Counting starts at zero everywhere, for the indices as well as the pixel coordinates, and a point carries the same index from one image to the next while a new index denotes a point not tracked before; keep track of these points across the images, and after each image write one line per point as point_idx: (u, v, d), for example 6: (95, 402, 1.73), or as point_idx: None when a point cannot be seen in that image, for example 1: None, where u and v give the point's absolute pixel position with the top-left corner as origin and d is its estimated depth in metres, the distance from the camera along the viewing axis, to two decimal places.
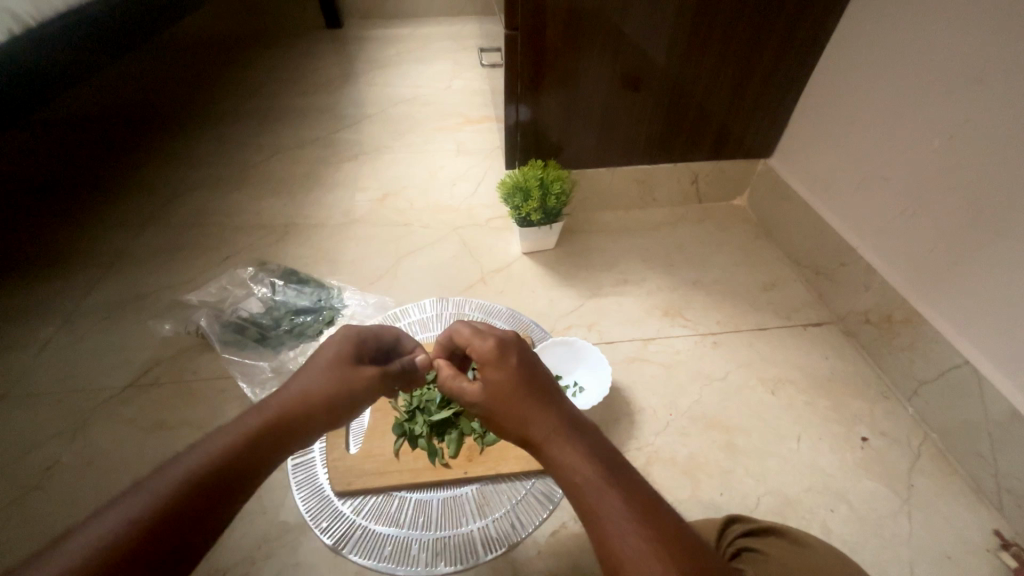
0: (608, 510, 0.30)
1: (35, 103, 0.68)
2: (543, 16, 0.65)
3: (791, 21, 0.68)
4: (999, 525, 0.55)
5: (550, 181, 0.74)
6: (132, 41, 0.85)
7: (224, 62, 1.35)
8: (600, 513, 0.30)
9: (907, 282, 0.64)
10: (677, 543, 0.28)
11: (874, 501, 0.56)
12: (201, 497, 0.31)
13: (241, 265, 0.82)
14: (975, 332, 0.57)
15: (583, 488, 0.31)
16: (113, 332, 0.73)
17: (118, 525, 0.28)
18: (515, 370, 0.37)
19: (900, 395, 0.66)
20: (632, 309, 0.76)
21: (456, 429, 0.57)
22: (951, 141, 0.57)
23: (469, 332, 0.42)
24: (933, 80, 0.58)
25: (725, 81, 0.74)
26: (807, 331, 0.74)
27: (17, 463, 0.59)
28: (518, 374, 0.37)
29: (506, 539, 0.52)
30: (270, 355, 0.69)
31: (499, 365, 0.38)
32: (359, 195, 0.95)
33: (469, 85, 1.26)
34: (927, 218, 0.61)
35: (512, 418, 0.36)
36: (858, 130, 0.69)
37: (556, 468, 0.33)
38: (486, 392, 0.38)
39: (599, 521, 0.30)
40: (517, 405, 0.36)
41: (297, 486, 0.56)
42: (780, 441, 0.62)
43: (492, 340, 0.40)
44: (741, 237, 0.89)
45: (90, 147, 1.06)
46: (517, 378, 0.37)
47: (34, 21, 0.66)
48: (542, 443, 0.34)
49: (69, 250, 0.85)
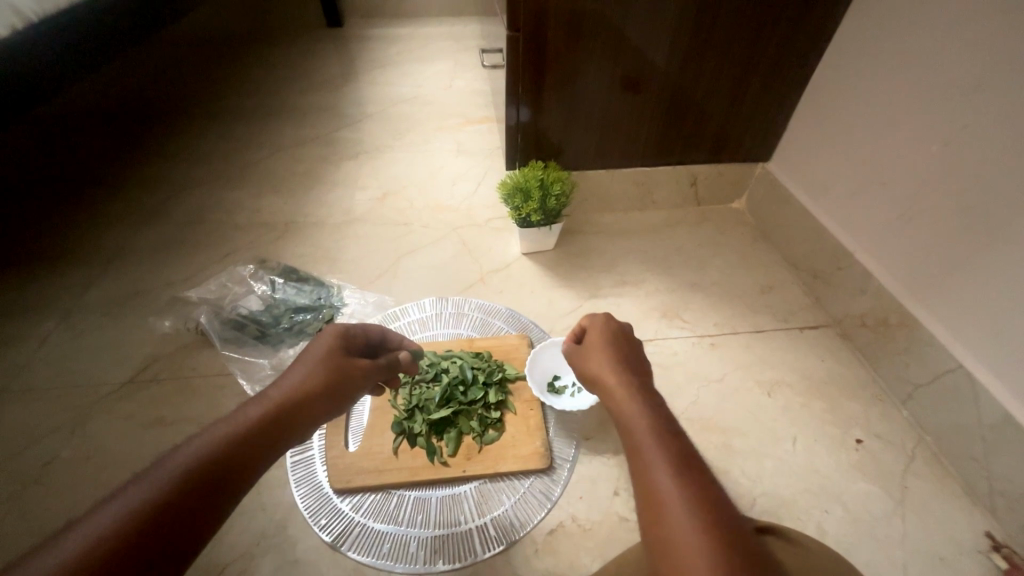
0: (648, 443, 0.34)
1: (36, 98, 0.68)
2: (545, 19, 0.65)
3: (791, 27, 0.69)
4: (991, 528, 0.55)
5: (550, 183, 0.74)
6: (133, 37, 0.85)
7: (225, 60, 1.35)
8: (642, 443, 0.34)
9: (903, 286, 0.65)
10: (705, 484, 0.31)
11: (868, 503, 0.57)
12: (202, 487, 0.32)
13: (242, 263, 0.82)
14: (969, 336, 0.57)
15: (634, 422, 0.36)
16: (112, 327, 0.73)
17: (118, 517, 0.29)
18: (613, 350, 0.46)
19: (894, 398, 0.67)
20: (630, 310, 0.77)
21: (456, 428, 0.58)
22: (947, 147, 0.58)
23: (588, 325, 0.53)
24: (930, 86, 0.59)
25: (725, 85, 0.74)
26: (803, 333, 0.74)
27: (15, 458, 0.59)
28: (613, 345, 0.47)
29: (504, 537, 0.53)
30: (271, 352, 0.69)
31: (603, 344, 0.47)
32: (359, 194, 0.95)
33: (470, 85, 1.26)
34: (923, 223, 0.61)
35: (598, 367, 0.44)
36: (856, 135, 0.70)
37: (617, 406, 0.39)
38: (584, 351, 0.48)
39: (639, 453, 0.34)
40: (608, 362, 0.44)
41: (296, 483, 0.57)
42: (776, 442, 0.62)
43: (603, 318, 0.51)
44: (739, 240, 0.89)
45: (90, 143, 1.05)
46: (612, 346, 0.47)
47: (37, 16, 0.66)
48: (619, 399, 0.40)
49: (69, 245, 0.85)
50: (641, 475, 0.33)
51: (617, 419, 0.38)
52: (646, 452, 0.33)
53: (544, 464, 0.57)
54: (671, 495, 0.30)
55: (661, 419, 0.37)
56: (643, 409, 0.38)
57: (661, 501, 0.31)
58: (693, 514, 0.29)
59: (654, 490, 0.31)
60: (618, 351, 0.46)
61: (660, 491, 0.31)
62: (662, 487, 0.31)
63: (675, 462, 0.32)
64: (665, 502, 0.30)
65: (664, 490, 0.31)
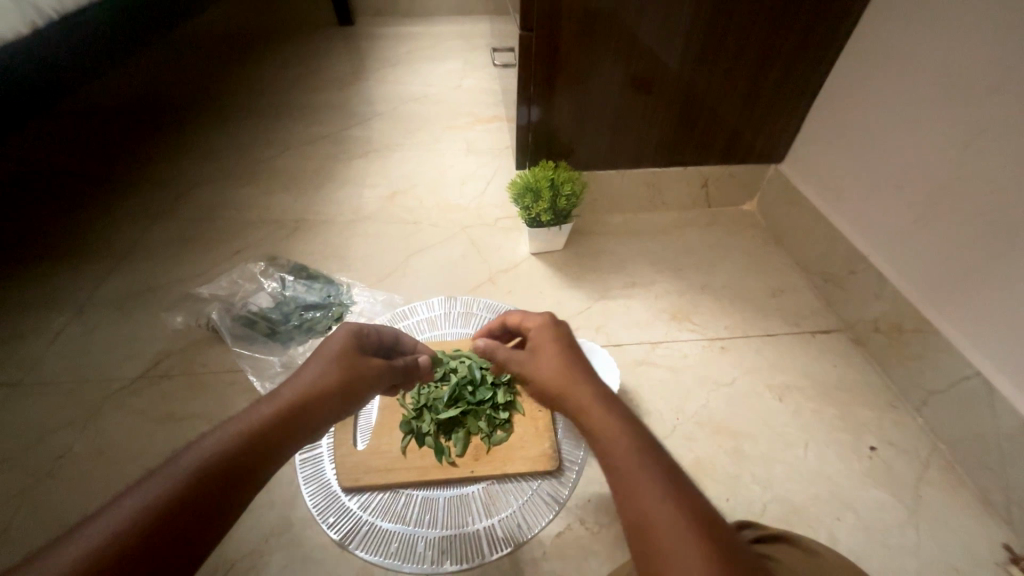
0: (633, 466, 0.31)
1: (51, 95, 0.68)
2: (558, 19, 0.65)
3: (805, 29, 0.68)
4: (1008, 539, 0.54)
5: (560, 184, 0.73)
6: (146, 34, 0.86)
7: (236, 58, 1.35)
8: (626, 467, 0.31)
9: (919, 291, 0.64)
10: (698, 504, 0.30)
11: (880, 511, 0.56)
12: (213, 487, 0.32)
13: (252, 260, 0.82)
14: (985, 343, 0.57)
15: (613, 445, 0.33)
16: (124, 323, 0.73)
17: (130, 515, 0.29)
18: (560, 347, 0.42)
19: (907, 405, 0.66)
20: (640, 312, 0.76)
21: (463, 429, 0.57)
22: (965, 151, 0.57)
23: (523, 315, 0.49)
24: (949, 89, 0.58)
25: (738, 85, 0.74)
26: (815, 338, 0.73)
27: (29, 451, 0.60)
28: (563, 344, 0.42)
29: (511, 539, 0.52)
30: (280, 349, 0.69)
31: (550, 338, 0.43)
32: (369, 193, 0.95)
33: (480, 84, 1.26)
34: (940, 228, 0.60)
35: (548, 371, 0.40)
36: (872, 138, 0.69)
37: (584, 420, 0.36)
38: (532, 352, 0.43)
39: (625, 482, 0.31)
40: (557, 363, 0.40)
41: (304, 482, 0.57)
42: (787, 448, 0.61)
43: (546, 318, 0.46)
44: (751, 242, 0.88)
45: (105, 139, 1.07)
46: (565, 350, 0.41)
47: (56, 13, 0.66)
48: (581, 410, 0.36)
49: (82, 241, 0.85)
50: (631, 503, 0.30)
51: (590, 438, 0.35)
52: (633, 477, 0.31)
53: (552, 466, 0.56)
54: (669, 526, 0.28)
55: (639, 437, 0.33)
56: (617, 424, 0.34)
57: (660, 534, 0.28)
58: (695, 545, 0.27)
59: (650, 522, 0.29)
60: (572, 353, 0.41)
61: (656, 523, 0.29)
62: (660, 519, 0.29)
63: (666, 485, 0.30)
64: (665, 536, 0.28)
65: (661, 522, 0.29)
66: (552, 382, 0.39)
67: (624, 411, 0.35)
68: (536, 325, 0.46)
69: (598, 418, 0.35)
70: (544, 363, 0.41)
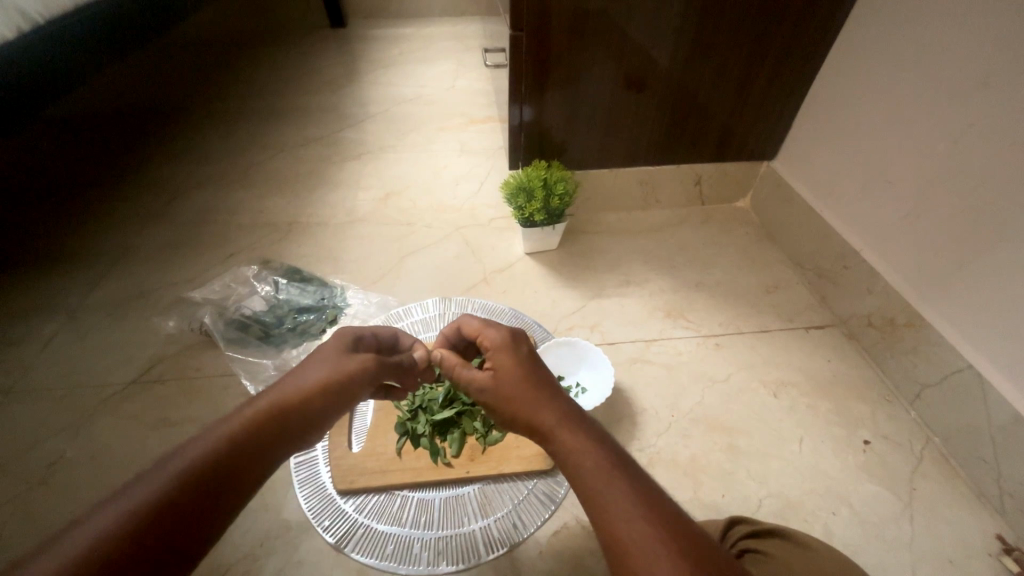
0: (607, 489, 0.31)
1: (39, 101, 0.68)
2: (548, 19, 0.65)
3: (795, 26, 0.68)
4: (1001, 531, 0.55)
5: (552, 183, 0.73)
6: (136, 39, 0.86)
7: (228, 61, 1.35)
8: (601, 491, 0.31)
9: (910, 285, 0.64)
10: (672, 518, 0.30)
11: (875, 504, 0.56)
12: (205, 489, 0.31)
13: (246, 263, 0.82)
14: (976, 336, 0.57)
15: (585, 466, 0.33)
16: (117, 328, 0.73)
17: (120, 516, 0.28)
18: (521, 362, 0.40)
19: (900, 399, 0.66)
20: (634, 310, 0.76)
21: (459, 429, 0.57)
22: (954, 146, 0.57)
23: (479, 324, 0.46)
24: (937, 84, 0.58)
25: (729, 82, 0.74)
26: (809, 333, 0.74)
27: (21, 458, 0.59)
28: (523, 359, 0.40)
29: (507, 539, 0.52)
30: (274, 352, 0.69)
31: (510, 352, 0.41)
32: (362, 194, 0.95)
33: (473, 85, 1.26)
34: (930, 222, 0.61)
35: (512, 393, 0.38)
36: (862, 134, 0.69)
37: (555, 443, 0.35)
38: (492, 373, 0.41)
39: (598, 503, 0.31)
40: (520, 384, 0.38)
41: (299, 484, 0.56)
42: (782, 444, 0.61)
43: (503, 332, 0.43)
44: (744, 239, 0.89)
45: (96, 143, 1.06)
46: (523, 364, 0.40)
47: (42, 18, 0.66)
48: (551, 431, 0.35)
49: (74, 246, 0.85)
50: (608, 526, 0.30)
51: (562, 462, 0.34)
52: (608, 500, 0.31)
53: (547, 466, 0.56)
54: (645, 545, 0.29)
55: (609, 456, 0.33)
56: (587, 445, 0.34)
57: (637, 555, 0.28)
58: (672, 560, 0.28)
59: (626, 544, 0.29)
60: (532, 368, 0.40)
61: (632, 544, 0.29)
62: (636, 538, 0.29)
63: (641, 505, 0.30)
64: (640, 555, 0.28)
65: (637, 543, 0.29)
66: (517, 404, 0.38)
67: (592, 430, 0.35)
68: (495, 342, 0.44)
69: (566, 439, 0.34)
70: (506, 384, 0.39)
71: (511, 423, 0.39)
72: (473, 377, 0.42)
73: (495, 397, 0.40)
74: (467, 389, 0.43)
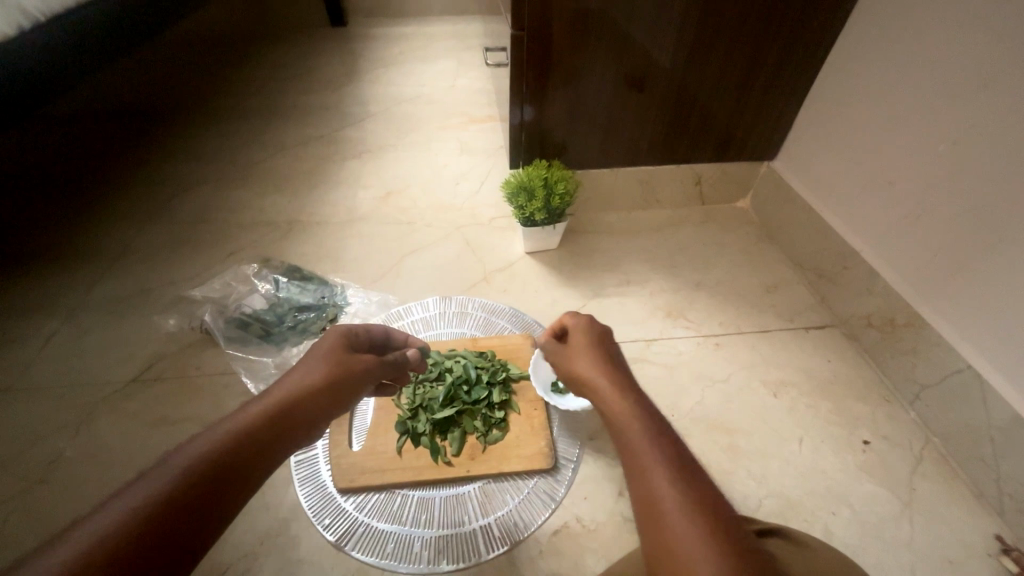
0: (644, 449, 0.33)
1: (41, 99, 0.68)
2: (549, 18, 0.65)
3: (795, 26, 0.68)
4: (1000, 530, 0.55)
5: (553, 182, 0.73)
6: (137, 36, 0.85)
7: (228, 60, 1.35)
8: (638, 447, 0.33)
9: (910, 285, 0.65)
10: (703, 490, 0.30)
11: (875, 504, 0.57)
12: (208, 486, 0.31)
13: (246, 262, 0.82)
14: (976, 337, 0.57)
15: (628, 428, 0.34)
16: (116, 327, 0.73)
17: (121, 515, 0.28)
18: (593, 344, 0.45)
19: (900, 399, 0.66)
20: (634, 309, 0.76)
21: (459, 427, 0.58)
22: (954, 147, 0.57)
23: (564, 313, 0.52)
24: (938, 85, 0.58)
25: (730, 82, 0.74)
26: (809, 333, 0.74)
27: (20, 456, 0.59)
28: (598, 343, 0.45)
29: (508, 538, 0.52)
30: (274, 351, 0.69)
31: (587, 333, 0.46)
32: (362, 193, 0.95)
33: (473, 84, 1.26)
34: (930, 223, 0.61)
35: (581, 364, 0.42)
36: (863, 134, 0.69)
37: (607, 405, 0.38)
38: (566, 348, 0.46)
39: (633, 462, 0.32)
40: (591, 358, 0.43)
41: (300, 482, 0.57)
42: (782, 444, 0.62)
43: (587, 318, 0.49)
44: (744, 239, 0.89)
45: (95, 142, 1.06)
46: (597, 346, 0.45)
47: (43, 15, 0.66)
48: (604, 395, 0.39)
49: (74, 244, 0.85)
50: (637, 480, 0.31)
51: (607, 420, 0.37)
52: (643, 456, 0.32)
53: (548, 464, 0.57)
54: (672, 505, 0.29)
55: (652, 425, 0.35)
56: (635, 410, 0.36)
57: (662, 511, 0.29)
58: (696, 524, 0.28)
59: (653, 500, 0.30)
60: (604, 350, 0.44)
61: (659, 499, 0.30)
62: (664, 496, 0.30)
63: (675, 469, 0.31)
64: (665, 512, 0.29)
65: (665, 501, 0.29)
66: (582, 370, 0.42)
67: (642, 402, 0.37)
68: (574, 323, 0.48)
69: (618, 404, 0.37)
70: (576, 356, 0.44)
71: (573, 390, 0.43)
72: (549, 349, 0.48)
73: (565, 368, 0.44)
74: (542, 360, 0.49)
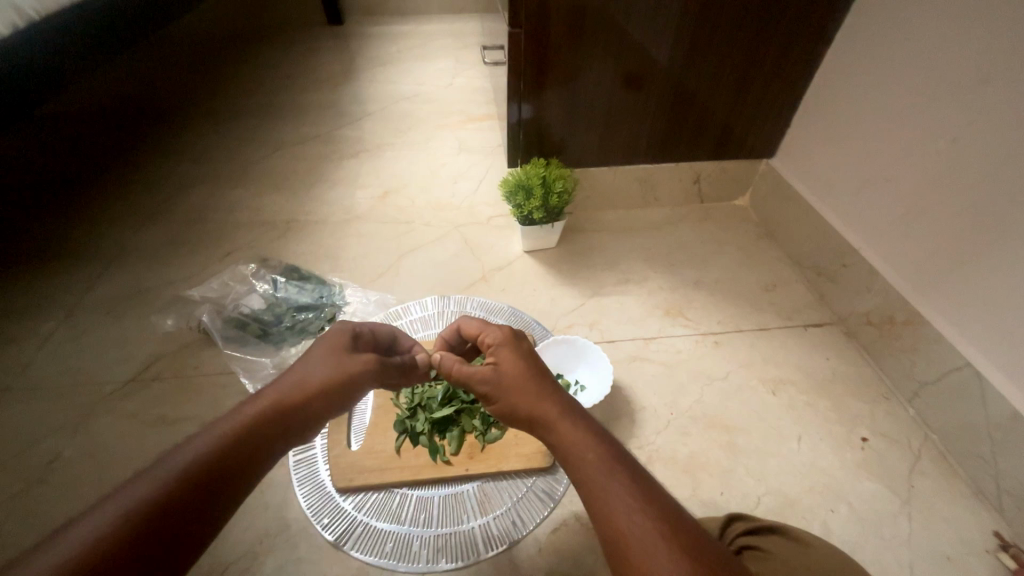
0: (609, 484, 0.31)
1: (36, 99, 0.68)
2: (547, 16, 0.65)
3: (794, 23, 0.68)
4: (999, 527, 0.55)
5: (552, 180, 0.73)
6: (132, 35, 0.85)
7: (224, 58, 1.34)
8: (604, 484, 0.31)
9: (908, 283, 0.65)
10: (673, 513, 0.30)
11: (874, 501, 0.57)
12: (202, 489, 0.31)
13: (243, 261, 0.82)
14: (975, 334, 0.57)
15: (589, 463, 0.33)
16: (113, 327, 0.73)
17: (115, 517, 0.28)
18: (522, 363, 0.40)
19: (899, 396, 0.66)
20: (633, 309, 0.76)
21: (457, 426, 0.58)
22: (954, 143, 0.57)
23: (480, 326, 0.47)
24: (937, 82, 0.58)
25: (729, 80, 0.74)
26: (807, 331, 0.74)
27: (17, 457, 0.59)
28: (526, 360, 0.41)
29: (506, 537, 0.52)
30: (272, 351, 0.69)
31: (514, 349, 0.42)
32: (360, 193, 0.95)
33: (471, 83, 1.25)
34: (929, 220, 0.61)
35: (517, 393, 0.38)
36: (862, 132, 0.69)
37: (559, 438, 0.35)
38: (495, 373, 0.41)
39: (600, 499, 0.31)
40: (525, 382, 0.39)
41: (298, 482, 0.56)
42: (781, 441, 0.62)
43: (505, 331, 0.44)
44: (743, 237, 0.89)
45: (93, 141, 1.06)
46: (527, 363, 0.40)
47: (38, 15, 0.65)
48: (551, 425, 0.36)
49: (70, 244, 0.85)
50: (606, 519, 0.30)
51: (563, 455, 0.34)
52: (609, 494, 0.31)
53: (546, 463, 0.56)
54: (647, 540, 0.29)
55: (611, 453, 0.33)
56: (588, 441, 0.34)
57: (637, 550, 0.28)
58: (672, 553, 0.28)
59: (625, 535, 0.29)
60: (534, 366, 0.40)
61: (635, 538, 0.29)
62: (639, 533, 0.29)
63: (642, 498, 0.31)
64: (645, 552, 0.28)
65: (637, 535, 0.29)
66: (519, 400, 0.38)
67: (592, 425, 0.35)
68: (493, 338, 0.44)
69: (570, 436, 0.34)
70: (506, 385, 0.39)
71: (514, 423, 0.40)
72: (472, 375, 0.42)
73: (496, 395, 0.40)
74: (467, 388, 0.43)
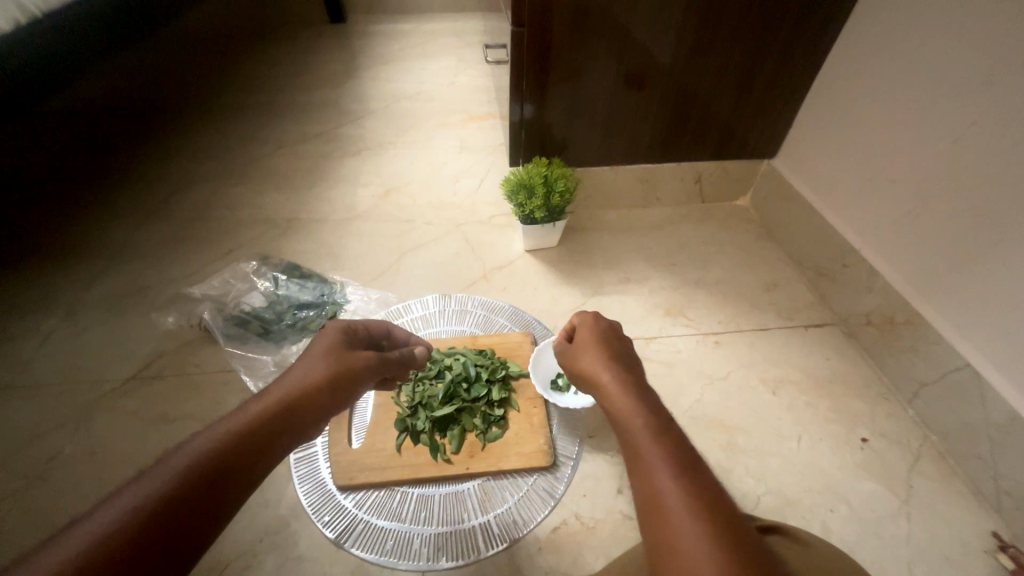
0: (648, 447, 0.32)
1: (37, 96, 0.67)
2: (549, 15, 0.65)
3: (796, 23, 0.68)
4: (997, 528, 0.55)
5: (554, 180, 0.73)
6: (134, 32, 0.85)
7: (227, 56, 1.34)
8: (645, 446, 0.32)
9: (909, 284, 0.65)
10: (704, 484, 0.30)
11: (873, 502, 0.57)
12: (207, 488, 0.31)
13: (245, 259, 0.82)
14: (975, 335, 0.57)
15: (635, 425, 0.33)
16: (114, 325, 0.73)
17: (120, 515, 0.28)
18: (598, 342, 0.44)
19: (899, 397, 0.66)
20: (634, 308, 0.76)
21: (458, 425, 0.58)
22: (955, 145, 0.57)
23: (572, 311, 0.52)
24: (938, 83, 0.58)
25: (731, 80, 0.74)
26: (807, 332, 0.74)
27: (19, 454, 0.59)
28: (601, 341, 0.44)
29: (507, 535, 0.52)
30: (273, 348, 0.69)
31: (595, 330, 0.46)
32: (362, 191, 0.95)
33: (473, 82, 1.25)
34: (930, 221, 0.61)
35: (589, 364, 0.41)
36: (863, 132, 0.69)
37: (612, 404, 0.36)
38: (573, 351, 0.45)
39: (639, 461, 0.31)
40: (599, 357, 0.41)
41: (299, 480, 0.57)
42: (781, 441, 0.62)
43: (591, 314, 0.48)
44: (744, 237, 0.89)
45: (94, 139, 1.06)
46: (604, 343, 0.44)
47: (41, 11, 0.65)
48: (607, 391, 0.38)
49: (71, 242, 0.85)
50: (641, 478, 0.31)
51: (612, 417, 0.36)
52: (648, 456, 0.31)
53: (547, 462, 0.57)
54: (674, 501, 0.28)
55: (655, 421, 0.34)
56: (636, 407, 0.35)
57: (664, 507, 0.29)
58: (695, 516, 0.28)
59: (652, 490, 0.30)
60: (609, 345, 0.43)
61: (663, 498, 0.29)
62: (666, 494, 0.29)
63: (676, 465, 0.30)
64: (670, 512, 0.28)
65: (664, 492, 0.29)
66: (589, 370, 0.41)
67: (646, 397, 0.36)
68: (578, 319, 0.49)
69: (623, 402, 0.36)
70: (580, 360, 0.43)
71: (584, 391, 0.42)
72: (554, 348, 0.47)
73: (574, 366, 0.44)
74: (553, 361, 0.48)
